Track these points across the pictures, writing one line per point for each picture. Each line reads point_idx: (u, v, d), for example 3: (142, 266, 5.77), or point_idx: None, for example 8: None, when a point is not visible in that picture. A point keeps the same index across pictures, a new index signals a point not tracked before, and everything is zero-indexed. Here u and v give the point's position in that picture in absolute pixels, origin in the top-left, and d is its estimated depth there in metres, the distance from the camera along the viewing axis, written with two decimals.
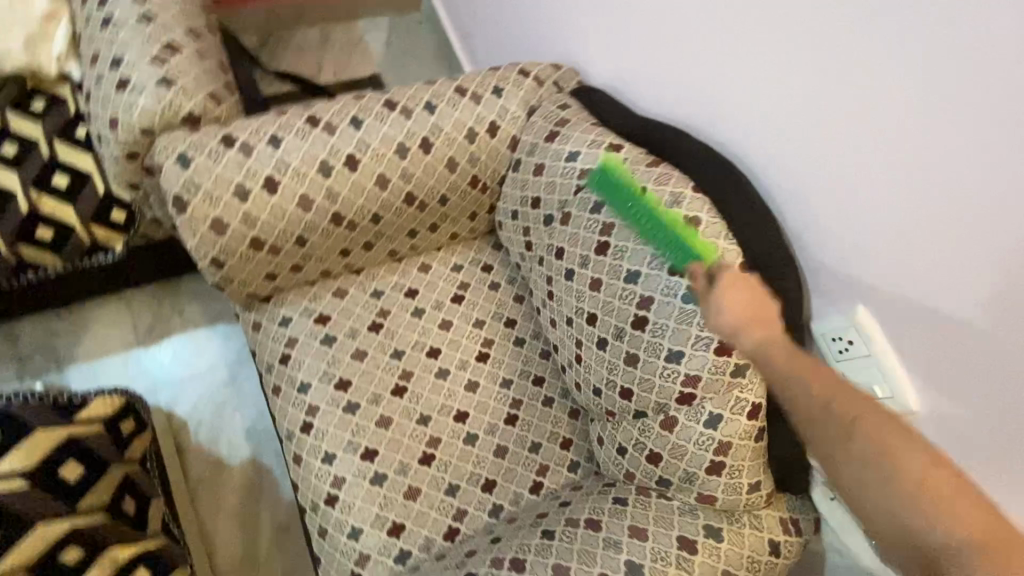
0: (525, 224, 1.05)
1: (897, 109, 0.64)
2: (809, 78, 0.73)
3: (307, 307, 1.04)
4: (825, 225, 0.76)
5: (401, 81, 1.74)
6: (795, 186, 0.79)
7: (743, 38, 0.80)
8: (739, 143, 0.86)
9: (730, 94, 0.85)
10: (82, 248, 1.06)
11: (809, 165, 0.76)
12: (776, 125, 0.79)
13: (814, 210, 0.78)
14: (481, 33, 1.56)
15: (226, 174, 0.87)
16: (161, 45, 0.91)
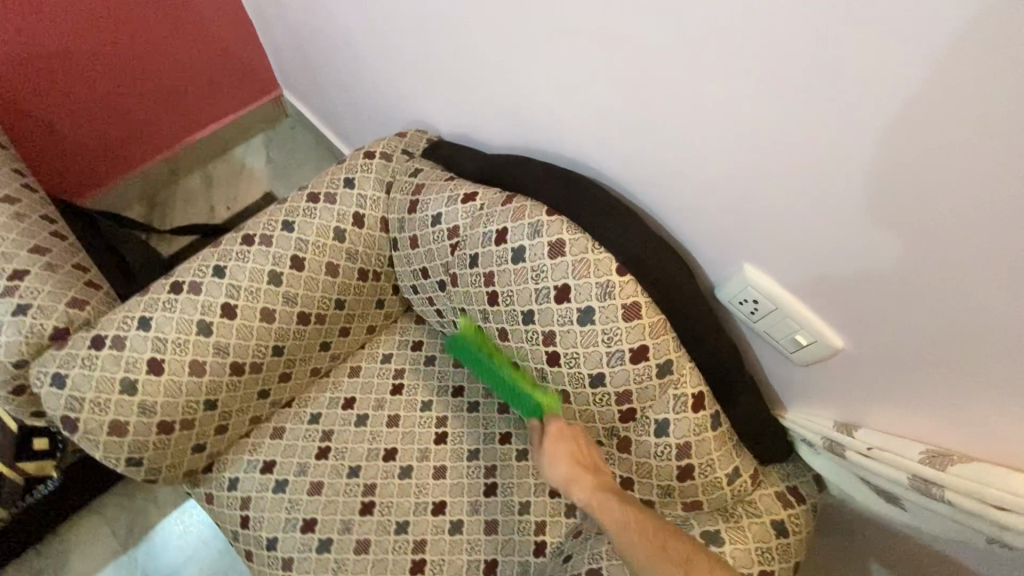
0: (426, 294, 1.02)
1: (681, 76, 0.63)
2: (603, 65, 0.70)
3: (250, 461, 1.01)
4: (681, 199, 0.74)
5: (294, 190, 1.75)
6: (640, 172, 0.77)
7: (535, 49, 0.78)
8: (580, 147, 0.84)
9: (551, 103, 0.83)
10: (20, 488, 1.04)
11: (644, 146, 0.73)
12: (597, 122, 0.78)
13: (669, 186, 0.74)
14: (343, 120, 1.57)
15: (106, 375, 0.85)
16: (7, 276, 0.90)
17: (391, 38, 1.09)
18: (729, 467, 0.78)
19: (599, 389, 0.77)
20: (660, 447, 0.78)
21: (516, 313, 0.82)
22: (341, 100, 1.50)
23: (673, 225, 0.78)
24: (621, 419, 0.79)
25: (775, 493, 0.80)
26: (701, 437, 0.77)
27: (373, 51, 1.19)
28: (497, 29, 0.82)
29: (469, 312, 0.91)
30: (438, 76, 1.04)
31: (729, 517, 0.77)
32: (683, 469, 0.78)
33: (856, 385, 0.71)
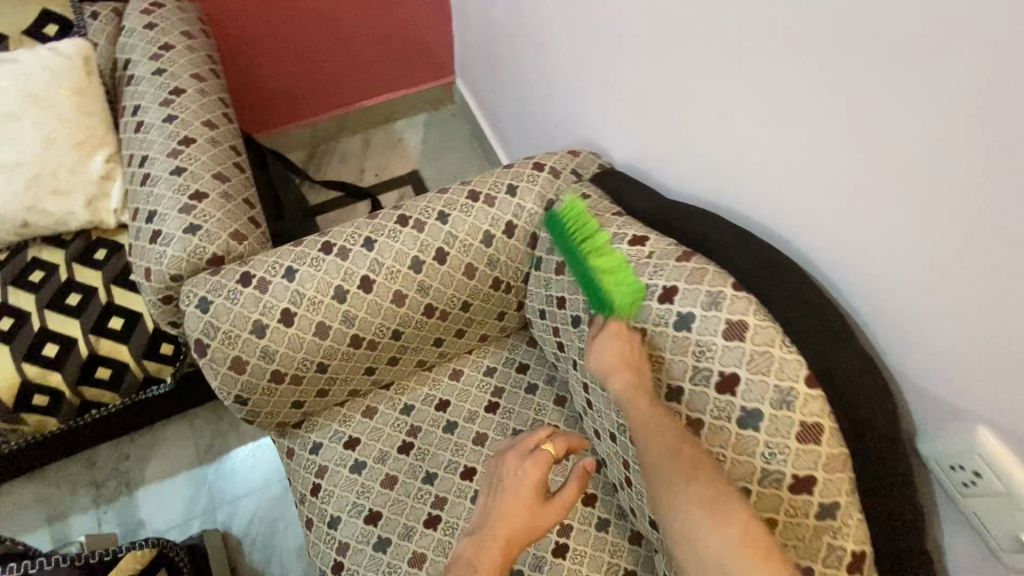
0: (554, 323, 0.95)
1: (954, 179, 0.54)
2: (880, 135, 0.59)
3: (337, 431, 1.01)
4: (901, 315, 0.63)
5: (439, 174, 1.78)
6: (854, 270, 0.68)
7: (785, 101, 0.69)
8: (796, 222, 0.74)
9: (779, 164, 0.73)
10: (137, 383, 1.11)
11: (898, 239, 0.61)
12: (816, 203, 0.69)
13: (915, 297, 0.61)
14: (509, 120, 1.57)
15: (243, 312, 0.87)
16: (189, 194, 0.95)
17: (597, 55, 1.04)
18: None
19: None
20: None
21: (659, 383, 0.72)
22: (513, 101, 1.49)
23: (885, 344, 0.67)
24: None
25: None
26: None
27: (570, 62, 1.15)
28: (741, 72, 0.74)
29: None
30: (635, 103, 0.98)
31: None
32: None
33: None
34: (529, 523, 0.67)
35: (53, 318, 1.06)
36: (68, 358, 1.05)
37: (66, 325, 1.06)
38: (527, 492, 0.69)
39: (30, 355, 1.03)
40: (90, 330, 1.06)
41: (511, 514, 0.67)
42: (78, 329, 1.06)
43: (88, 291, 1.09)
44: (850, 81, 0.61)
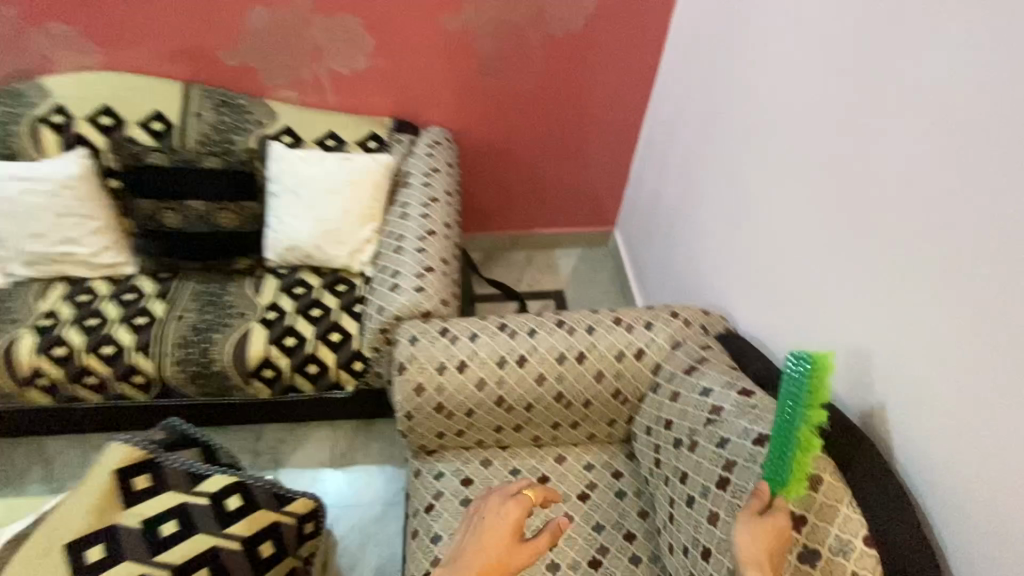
0: (656, 441, 1.14)
1: None
2: (976, 371, 0.77)
3: (458, 468, 1.25)
4: (988, 531, 0.75)
5: (581, 298, 2.12)
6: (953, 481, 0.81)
7: (902, 328, 0.88)
8: (901, 421, 0.89)
9: (889, 371, 0.91)
10: (329, 383, 1.48)
11: (991, 460, 0.75)
12: (924, 415, 0.85)
13: (1002, 509, 0.73)
14: (655, 276, 1.86)
15: (435, 352, 1.20)
16: (424, 266, 1.38)
17: (742, 245, 1.33)
18: None
19: None
20: None
21: (738, 509, 0.89)
22: (661, 260, 1.80)
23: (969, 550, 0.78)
24: None
25: None
26: None
27: (716, 243, 1.44)
28: (863, 294, 0.96)
29: (691, 480, 1.01)
30: (766, 288, 1.22)
31: None
32: None
33: None
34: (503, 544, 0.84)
35: (301, 321, 1.50)
36: (299, 351, 1.46)
37: (305, 328, 1.49)
38: (508, 522, 0.86)
39: (277, 341, 1.46)
40: (318, 336, 1.48)
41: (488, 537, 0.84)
42: (312, 332, 1.49)
43: (326, 309, 1.53)
44: (959, 330, 0.79)
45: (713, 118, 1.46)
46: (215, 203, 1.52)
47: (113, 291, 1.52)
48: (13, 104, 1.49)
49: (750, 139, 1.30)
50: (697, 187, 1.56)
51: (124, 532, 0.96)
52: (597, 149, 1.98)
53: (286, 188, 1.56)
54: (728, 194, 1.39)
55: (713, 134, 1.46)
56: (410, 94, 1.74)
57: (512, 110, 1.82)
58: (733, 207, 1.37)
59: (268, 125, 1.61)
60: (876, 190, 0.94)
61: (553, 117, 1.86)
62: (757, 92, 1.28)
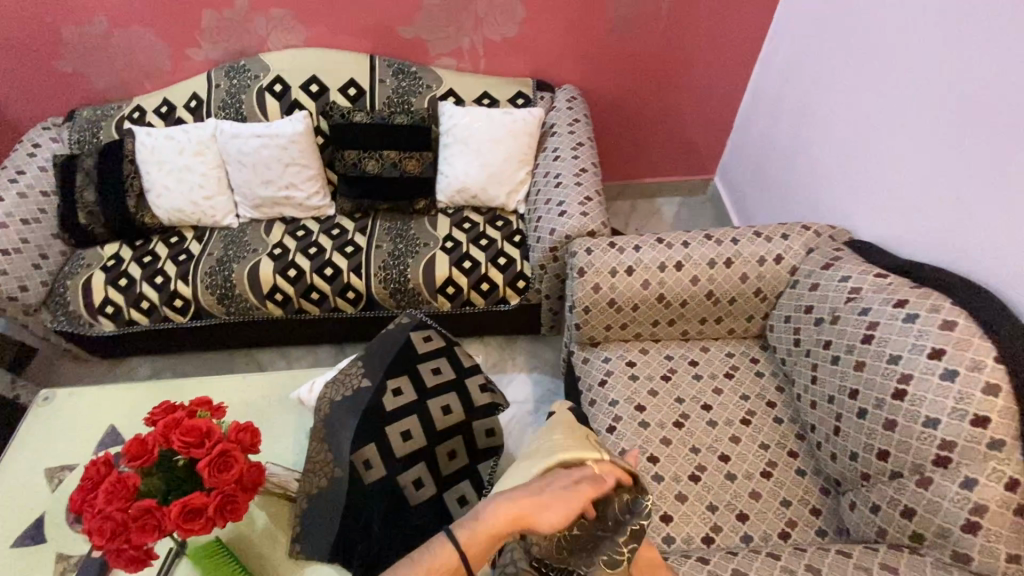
0: (796, 324, 1.38)
1: None
2: None
3: (623, 354, 1.53)
4: None
5: (686, 219, 2.43)
6: None
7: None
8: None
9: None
10: (497, 298, 1.79)
11: None
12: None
13: None
14: (788, 208, 1.90)
15: (608, 260, 1.49)
16: (586, 196, 1.68)
17: (892, 174, 1.40)
18: (1013, 550, 0.95)
19: (928, 429, 1.04)
20: (959, 496, 0.99)
21: (883, 353, 1.14)
22: (786, 203, 1.91)
23: None
24: (932, 461, 1.03)
25: None
26: (1001, 510, 0.95)
27: (866, 163, 1.50)
28: (982, 183, 1.16)
29: (835, 344, 1.26)
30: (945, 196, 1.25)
31: None
32: (970, 523, 0.97)
33: None
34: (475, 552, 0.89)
35: (473, 248, 1.81)
36: (474, 271, 1.77)
37: (477, 253, 1.80)
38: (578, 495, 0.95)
39: (457, 264, 1.78)
40: (489, 260, 1.79)
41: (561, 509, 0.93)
42: (483, 257, 1.80)
43: (491, 239, 1.84)
44: None
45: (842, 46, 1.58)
46: (400, 152, 1.85)
47: (320, 228, 1.89)
48: (242, 79, 1.89)
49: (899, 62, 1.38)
50: (828, 138, 1.65)
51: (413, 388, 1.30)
52: (714, 80, 2.11)
53: (456, 138, 1.87)
54: (886, 119, 1.43)
55: (846, 98, 1.58)
56: (546, 54, 2.01)
57: (631, 51, 2.01)
58: (880, 136, 1.45)
59: (435, 88, 1.94)
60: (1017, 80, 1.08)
61: (681, 48, 2.02)
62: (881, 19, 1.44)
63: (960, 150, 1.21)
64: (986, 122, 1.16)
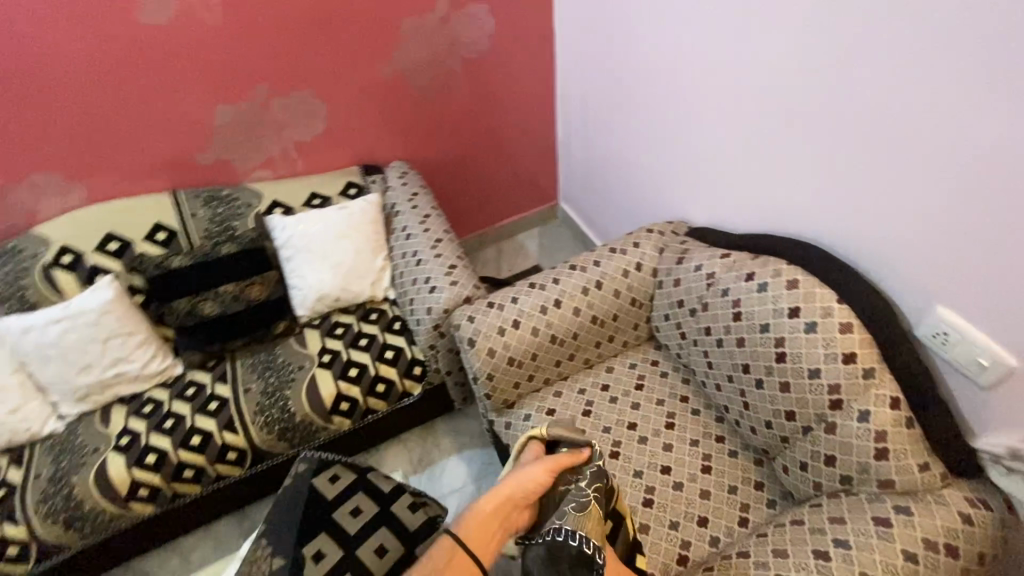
0: (677, 320, 1.46)
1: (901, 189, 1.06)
2: (856, 167, 1.13)
3: (540, 405, 1.50)
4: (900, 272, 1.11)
5: (551, 246, 2.53)
6: (875, 251, 1.15)
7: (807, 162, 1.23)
8: (856, 225, 1.17)
9: (833, 187, 1.19)
10: (398, 394, 1.67)
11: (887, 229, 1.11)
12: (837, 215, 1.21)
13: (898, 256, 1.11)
14: (628, 212, 2.06)
15: (492, 322, 1.46)
16: (450, 265, 1.64)
17: (699, 164, 1.56)
18: (920, 459, 1.05)
19: (815, 380, 1.13)
20: (861, 430, 1.08)
21: (755, 325, 1.23)
22: (625, 208, 2.06)
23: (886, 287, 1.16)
24: (830, 406, 1.12)
25: (963, 495, 1.03)
26: (895, 429, 1.06)
27: (676, 160, 1.66)
28: (767, 156, 1.33)
29: (714, 328, 1.34)
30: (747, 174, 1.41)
31: (918, 498, 1.03)
32: (879, 451, 1.06)
33: None
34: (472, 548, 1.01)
35: (355, 353, 1.69)
36: (364, 376, 1.64)
37: (361, 357, 1.68)
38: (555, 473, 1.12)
39: (343, 375, 1.64)
40: (376, 359, 1.67)
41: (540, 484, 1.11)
42: (368, 358, 1.68)
43: (371, 336, 1.72)
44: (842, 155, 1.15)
45: (620, 62, 1.74)
46: (239, 281, 1.68)
47: (172, 394, 1.63)
48: (18, 262, 1.60)
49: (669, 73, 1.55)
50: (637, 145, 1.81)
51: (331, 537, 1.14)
52: (527, 122, 2.23)
53: (298, 249, 1.75)
54: (677, 118, 1.59)
55: (642, 108, 1.73)
56: (361, 137, 1.97)
57: (442, 113, 2.05)
58: (678, 133, 1.61)
59: (258, 204, 1.81)
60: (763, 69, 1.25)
61: (486, 98, 2.09)
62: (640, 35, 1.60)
63: (745, 134, 1.36)
64: (752, 106, 1.32)
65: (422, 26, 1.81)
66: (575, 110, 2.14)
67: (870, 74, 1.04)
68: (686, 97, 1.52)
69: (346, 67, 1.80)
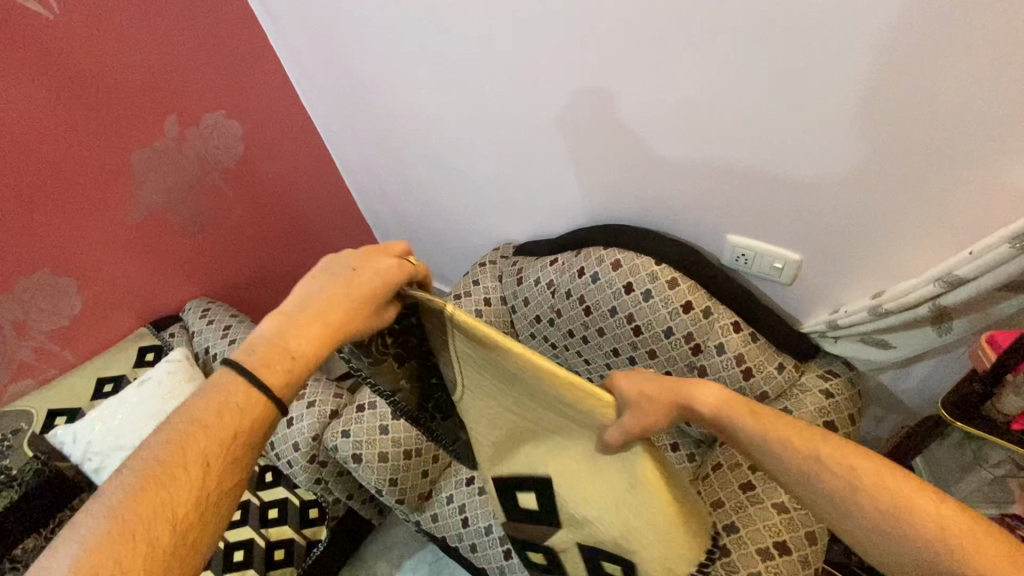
0: (541, 334, 1.47)
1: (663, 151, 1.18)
2: (619, 146, 1.24)
3: (457, 478, 1.43)
4: (693, 217, 1.25)
5: None
6: (666, 208, 1.28)
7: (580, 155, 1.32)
8: (646, 191, 1.28)
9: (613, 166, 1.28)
10: (305, 547, 1.45)
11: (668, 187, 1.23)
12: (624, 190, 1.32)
13: (685, 205, 1.25)
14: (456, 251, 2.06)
15: (369, 424, 1.33)
16: (299, 386, 1.46)
17: (495, 187, 1.60)
18: (775, 362, 1.18)
19: (671, 337, 1.22)
20: (725, 361, 1.18)
21: (605, 311, 1.29)
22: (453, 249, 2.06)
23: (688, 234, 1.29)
24: (693, 353, 1.21)
25: (817, 375, 1.18)
26: (747, 348, 1.18)
27: (474, 191, 1.69)
28: (546, 162, 1.41)
29: (574, 327, 1.38)
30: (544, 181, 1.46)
31: (789, 396, 1.16)
32: (745, 372, 1.17)
33: (840, 274, 1.13)
34: (317, 290, 0.79)
35: (231, 532, 1.41)
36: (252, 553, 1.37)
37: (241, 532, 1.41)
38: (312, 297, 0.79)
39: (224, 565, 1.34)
40: (259, 525, 1.42)
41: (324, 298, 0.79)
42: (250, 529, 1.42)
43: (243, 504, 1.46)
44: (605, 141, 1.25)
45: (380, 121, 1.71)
46: (42, 529, 1.32)
47: None
48: None
49: (432, 116, 1.55)
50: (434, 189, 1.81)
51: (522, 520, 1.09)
52: (322, 205, 2.11)
53: (104, 453, 1.39)
54: (456, 155, 1.61)
55: (421, 155, 1.72)
56: (137, 292, 1.69)
57: (223, 231, 1.85)
58: (463, 168, 1.64)
59: (29, 424, 1.44)
60: (512, 89, 1.30)
61: (267, 200, 1.93)
62: (384, 94, 1.59)
63: (520, 150, 1.44)
64: (514, 125, 1.38)
65: (156, 155, 1.60)
66: (364, 178, 2.06)
67: (591, 70, 1.14)
68: (454, 133, 1.54)
69: (85, 230, 1.52)
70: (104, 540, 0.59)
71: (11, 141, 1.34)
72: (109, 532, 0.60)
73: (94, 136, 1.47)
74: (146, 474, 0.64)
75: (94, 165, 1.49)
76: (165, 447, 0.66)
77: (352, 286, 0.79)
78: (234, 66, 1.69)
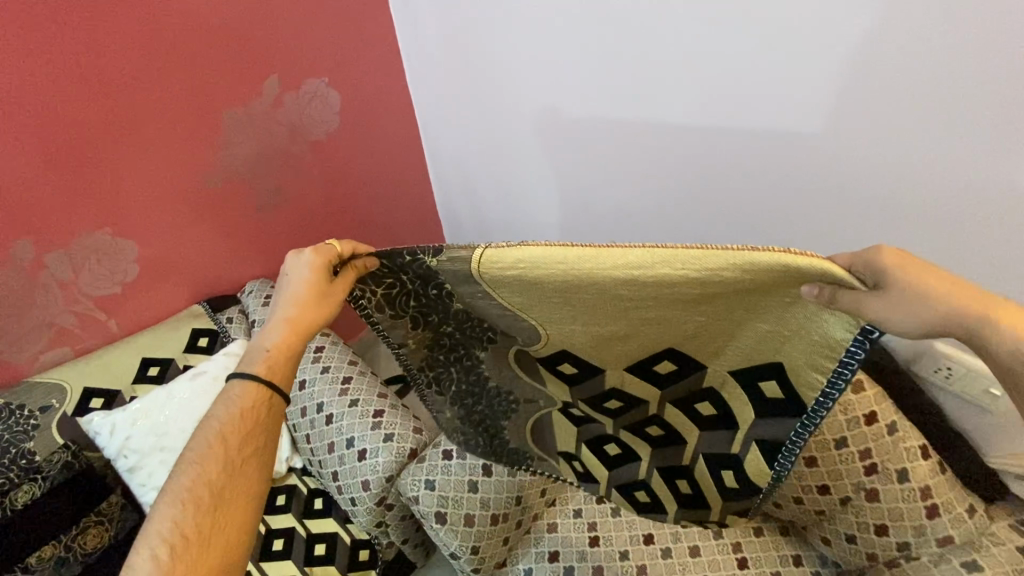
0: None
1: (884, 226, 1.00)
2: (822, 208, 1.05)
3: (538, 551, 1.24)
4: None
5: None
6: None
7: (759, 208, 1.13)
8: None
9: (702, 184, 1.17)
10: None
11: None
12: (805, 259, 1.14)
13: None
14: None
15: (456, 477, 1.15)
16: (372, 413, 1.25)
17: (622, 222, 1.39)
18: (965, 503, 0.98)
19: (843, 449, 1.00)
20: (905, 491, 0.98)
21: None
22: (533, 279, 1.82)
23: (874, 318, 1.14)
24: (866, 473, 1.00)
25: (1011, 524, 0.99)
26: (936, 479, 0.98)
27: (589, 222, 1.46)
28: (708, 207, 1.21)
29: None
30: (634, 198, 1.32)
31: (980, 546, 0.96)
32: (929, 509, 0.98)
33: None
34: (291, 300, 0.89)
35: (269, 567, 1.22)
36: None
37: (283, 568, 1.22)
38: (286, 305, 0.89)
39: None
40: (304, 563, 1.23)
41: (298, 303, 0.89)
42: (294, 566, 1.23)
43: (286, 533, 1.27)
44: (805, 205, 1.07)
45: (493, 123, 1.48)
46: (62, 535, 1.13)
47: None
48: None
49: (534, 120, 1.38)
50: (535, 208, 1.58)
51: (681, 456, 1.02)
52: (405, 207, 1.85)
53: (143, 453, 1.20)
54: (578, 178, 1.39)
55: (531, 170, 1.50)
56: (197, 266, 1.49)
57: (298, 211, 1.62)
58: (582, 194, 1.41)
59: (60, 403, 1.25)
60: (670, 110, 1.11)
61: (352, 184, 1.69)
62: (509, 92, 1.36)
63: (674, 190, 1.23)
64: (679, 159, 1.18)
65: (247, 116, 1.40)
66: (451, 176, 1.79)
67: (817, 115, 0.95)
68: (588, 153, 1.32)
69: (151, 189, 1.32)
70: (176, 516, 0.75)
71: (96, 79, 1.16)
72: (175, 509, 0.76)
73: (176, 85, 1.26)
74: (196, 469, 0.80)
75: (171, 120, 1.29)
76: (199, 445, 0.82)
77: (320, 288, 0.89)
78: (338, 31, 1.46)
